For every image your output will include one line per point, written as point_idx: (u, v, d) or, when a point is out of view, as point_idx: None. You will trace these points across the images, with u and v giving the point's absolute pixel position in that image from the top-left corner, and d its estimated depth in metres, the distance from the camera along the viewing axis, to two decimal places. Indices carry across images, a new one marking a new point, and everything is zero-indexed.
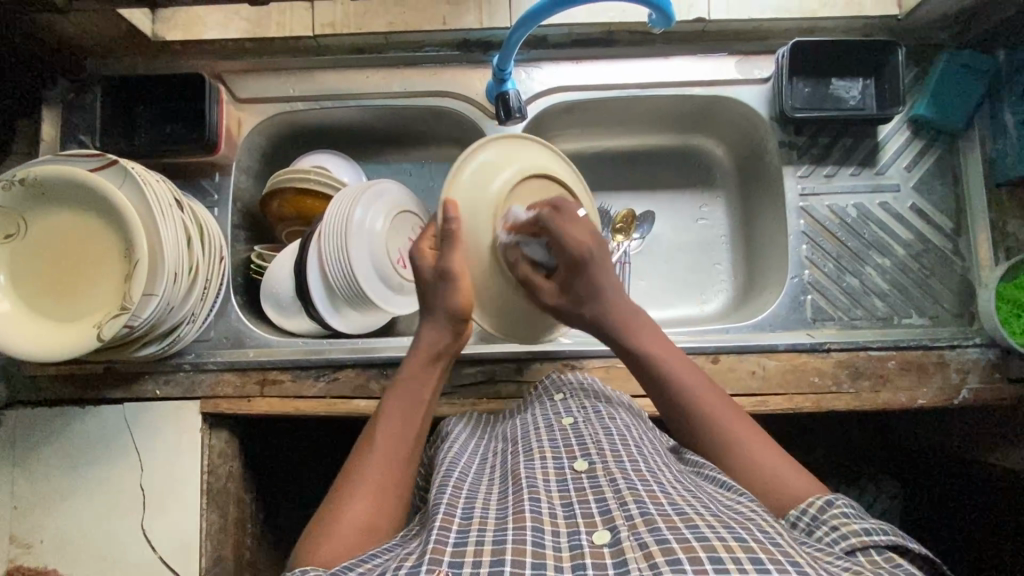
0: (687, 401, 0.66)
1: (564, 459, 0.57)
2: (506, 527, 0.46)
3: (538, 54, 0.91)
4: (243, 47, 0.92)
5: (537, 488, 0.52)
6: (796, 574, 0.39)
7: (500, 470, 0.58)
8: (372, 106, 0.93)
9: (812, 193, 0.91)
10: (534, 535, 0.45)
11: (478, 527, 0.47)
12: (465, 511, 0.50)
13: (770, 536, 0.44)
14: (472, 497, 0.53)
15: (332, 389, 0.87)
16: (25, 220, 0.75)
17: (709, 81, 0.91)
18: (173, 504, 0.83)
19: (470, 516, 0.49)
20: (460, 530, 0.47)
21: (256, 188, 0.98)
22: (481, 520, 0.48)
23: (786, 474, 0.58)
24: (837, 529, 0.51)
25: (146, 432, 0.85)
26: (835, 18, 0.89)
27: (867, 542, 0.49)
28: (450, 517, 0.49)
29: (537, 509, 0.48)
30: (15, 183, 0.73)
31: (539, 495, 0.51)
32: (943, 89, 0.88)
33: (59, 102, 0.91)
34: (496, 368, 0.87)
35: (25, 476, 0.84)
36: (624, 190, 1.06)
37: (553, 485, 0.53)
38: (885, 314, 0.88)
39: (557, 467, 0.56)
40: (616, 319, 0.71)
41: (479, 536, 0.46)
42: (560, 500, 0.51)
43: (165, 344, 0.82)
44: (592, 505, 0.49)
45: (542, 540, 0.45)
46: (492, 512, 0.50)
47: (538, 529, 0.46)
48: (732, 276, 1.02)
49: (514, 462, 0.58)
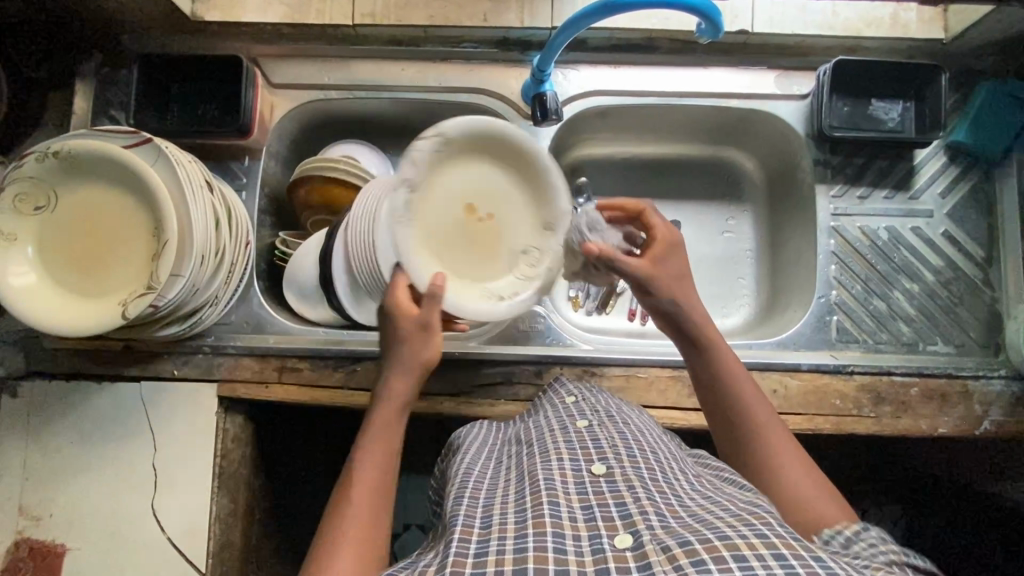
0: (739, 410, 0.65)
1: (582, 461, 0.56)
2: (527, 532, 0.46)
3: (577, 57, 0.91)
4: (280, 32, 0.91)
5: (556, 490, 0.51)
6: (820, 571, 0.38)
7: (517, 473, 0.58)
8: (406, 99, 0.93)
9: (843, 213, 0.90)
10: (555, 541, 0.44)
11: (499, 535, 0.46)
12: (484, 518, 0.50)
13: (790, 532, 0.44)
14: (490, 504, 0.52)
15: (350, 380, 0.87)
16: (56, 193, 0.75)
17: (746, 94, 0.90)
18: (184, 486, 0.83)
19: (489, 524, 0.48)
20: (481, 540, 0.46)
21: (284, 174, 0.98)
22: (501, 526, 0.48)
23: (822, 500, 0.57)
24: (876, 546, 0.50)
25: (161, 412, 0.85)
26: (879, 39, 0.88)
27: (906, 559, 0.48)
28: (469, 528, 0.48)
29: (557, 513, 0.48)
30: (49, 156, 0.73)
31: (558, 498, 0.50)
32: (983, 117, 0.87)
33: (92, 76, 0.90)
34: (515, 370, 0.87)
35: (39, 448, 0.84)
36: (651, 198, 1.05)
37: (572, 487, 0.52)
38: (911, 340, 0.88)
39: (575, 468, 0.55)
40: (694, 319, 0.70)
41: (500, 544, 0.45)
42: (579, 503, 0.50)
43: (186, 326, 0.82)
44: (612, 508, 0.48)
45: (564, 546, 0.44)
46: (511, 517, 0.49)
47: (559, 534, 0.45)
48: (756, 292, 1.01)
49: (530, 463, 0.58)
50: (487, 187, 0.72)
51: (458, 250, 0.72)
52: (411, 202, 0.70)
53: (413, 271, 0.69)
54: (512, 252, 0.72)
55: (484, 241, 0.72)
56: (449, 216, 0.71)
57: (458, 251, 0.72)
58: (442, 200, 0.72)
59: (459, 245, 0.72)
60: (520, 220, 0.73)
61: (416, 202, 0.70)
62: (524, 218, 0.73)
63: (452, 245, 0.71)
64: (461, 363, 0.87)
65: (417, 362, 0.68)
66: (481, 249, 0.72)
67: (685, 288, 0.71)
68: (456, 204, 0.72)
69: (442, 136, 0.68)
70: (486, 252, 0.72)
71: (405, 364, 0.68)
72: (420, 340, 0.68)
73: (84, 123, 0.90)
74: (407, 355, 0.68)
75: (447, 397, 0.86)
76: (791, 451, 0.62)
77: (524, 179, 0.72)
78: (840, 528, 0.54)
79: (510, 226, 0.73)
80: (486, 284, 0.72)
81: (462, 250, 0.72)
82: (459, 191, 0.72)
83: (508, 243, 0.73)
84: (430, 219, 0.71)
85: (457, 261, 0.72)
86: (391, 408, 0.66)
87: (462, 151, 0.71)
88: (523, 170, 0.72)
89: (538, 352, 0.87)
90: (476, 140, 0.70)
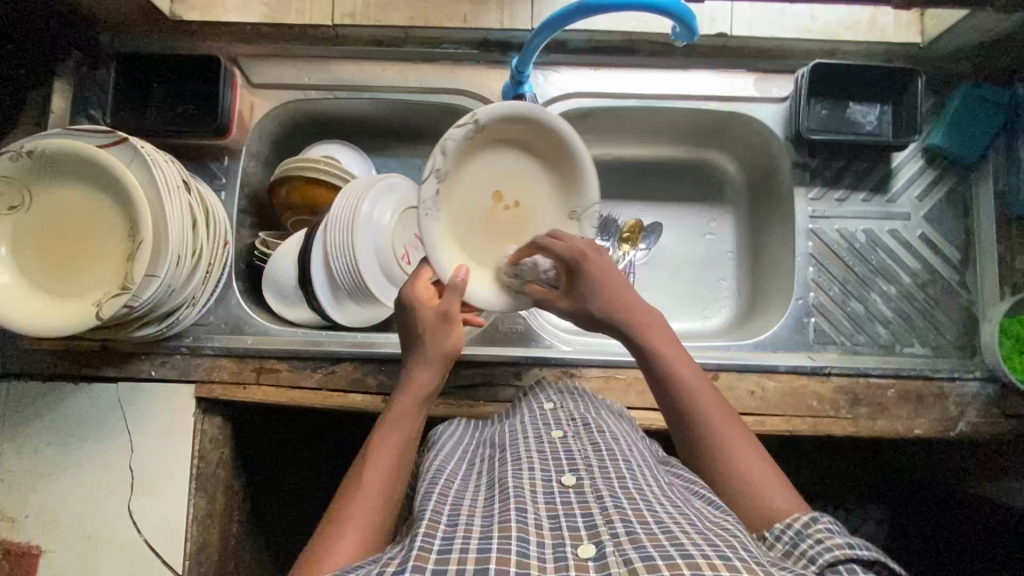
0: (698, 413, 0.64)
1: (553, 473, 0.56)
2: (492, 535, 0.46)
3: (557, 58, 0.91)
4: (260, 31, 0.91)
5: (524, 498, 0.51)
6: None
7: (488, 477, 0.58)
8: (387, 100, 0.93)
9: (822, 215, 0.91)
10: (520, 545, 0.45)
11: (464, 535, 0.46)
12: (451, 517, 0.50)
13: (755, 558, 0.44)
14: (458, 505, 0.52)
15: (329, 381, 0.86)
16: (30, 191, 0.74)
17: (726, 96, 0.91)
18: (161, 487, 0.83)
19: (455, 524, 0.48)
20: (446, 537, 0.46)
21: (265, 174, 0.98)
22: (467, 527, 0.47)
23: (778, 497, 0.57)
24: (821, 543, 0.49)
25: (139, 413, 0.84)
26: (857, 42, 0.89)
27: (849, 555, 0.47)
28: (435, 525, 0.48)
29: (523, 519, 0.48)
30: (22, 155, 0.72)
31: (526, 505, 0.50)
32: (960, 120, 0.88)
33: (71, 75, 0.90)
34: (494, 371, 0.87)
35: (14, 449, 0.84)
36: (633, 200, 1.05)
37: (541, 497, 0.52)
38: (888, 342, 0.88)
39: (545, 480, 0.55)
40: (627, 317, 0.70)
41: (464, 543, 0.45)
42: (546, 512, 0.50)
43: (162, 326, 0.82)
44: (578, 519, 0.48)
45: (527, 550, 0.44)
46: (477, 520, 0.49)
47: (524, 539, 0.45)
48: (736, 293, 1.02)
49: (501, 470, 0.58)
50: (511, 173, 0.75)
51: (479, 237, 0.76)
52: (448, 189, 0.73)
53: (437, 260, 0.72)
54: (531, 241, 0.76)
55: (513, 229, 0.76)
56: (478, 212, 0.75)
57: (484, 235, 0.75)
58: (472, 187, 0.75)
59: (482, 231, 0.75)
60: (545, 210, 0.76)
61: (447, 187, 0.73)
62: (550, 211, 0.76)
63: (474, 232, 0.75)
64: None
65: (442, 353, 0.70)
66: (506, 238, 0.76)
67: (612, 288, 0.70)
68: (485, 193, 0.75)
69: (476, 121, 0.70)
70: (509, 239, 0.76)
71: (429, 355, 0.70)
72: (440, 329, 0.70)
73: (63, 123, 0.90)
74: (432, 346, 0.70)
75: None
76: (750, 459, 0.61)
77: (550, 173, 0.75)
78: (790, 521, 0.54)
79: (538, 211, 0.76)
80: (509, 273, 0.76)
81: (489, 235, 0.76)
82: (489, 180, 0.75)
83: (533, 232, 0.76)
84: (464, 203, 0.75)
85: (485, 250, 0.76)
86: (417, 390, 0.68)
87: (491, 137, 0.73)
88: (563, 173, 0.75)
89: (517, 352, 0.87)
90: (511, 129, 0.73)
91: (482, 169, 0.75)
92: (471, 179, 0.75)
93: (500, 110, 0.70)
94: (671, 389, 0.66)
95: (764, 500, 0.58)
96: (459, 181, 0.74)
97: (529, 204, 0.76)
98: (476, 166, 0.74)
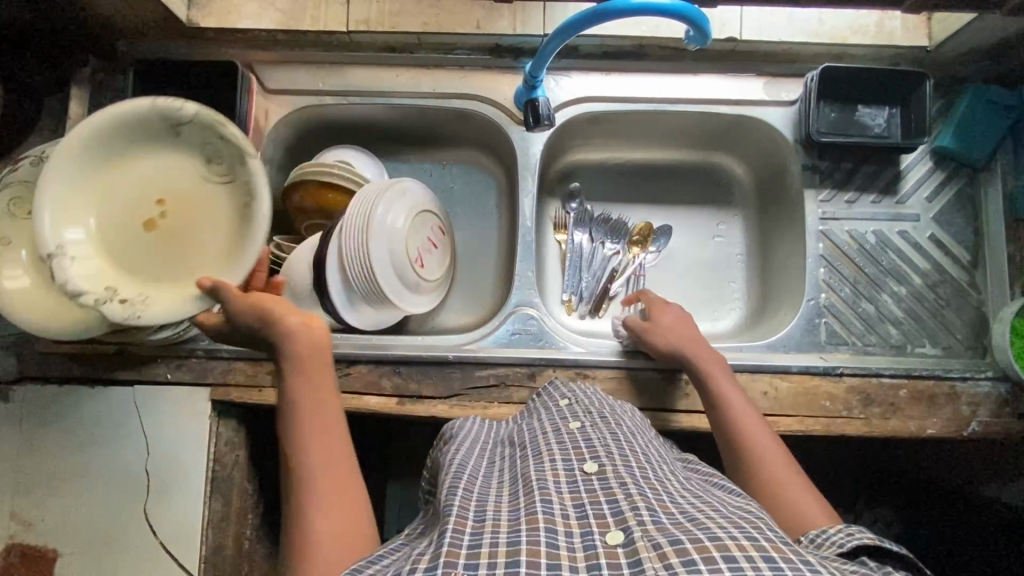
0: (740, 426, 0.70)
1: (574, 461, 0.56)
2: (519, 528, 0.46)
3: (568, 64, 0.92)
4: (275, 38, 0.92)
5: (548, 489, 0.51)
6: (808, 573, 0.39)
7: (510, 473, 0.58)
8: (400, 105, 0.94)
9: (832, 217, 0.92)
10: (548, 537, 0.45)
11: (492, 530, 0.46)
12: (477, 512, 0.50)
13: (780, 536, 0.45)
14: (483, 501, 0.52)
15: (344, 383, 0.87)
16: None
17: (736, 100, 0.92)
18: (178, 489, 0.83)
19: (482, 519, 0.48)
20: (474, 532, 0.46)
21: (279, 179, 0.99)
22: (494, 522, 0.48)
23: (807, 501, 0.60)
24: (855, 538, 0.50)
25: (155, 415, 0.85)
26: (865, 46, 0.90)
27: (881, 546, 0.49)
28: (462, 520, 0.48)
29: (549, 510, 0.48)
30: (43, 161, 0.76)
31: (551, 497, 0.50)
32: (967, 123, 0.88)
33: (88, 82, 0.92)
34: (508, 373, 0.87)
35: (30, 452, 0.84)
36: (642, 203, 1.06)
37: (564, 486, 0.52)
38: (899, 342, 0.89)
39: (567, 468, 0.55)
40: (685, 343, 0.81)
41: (493, 538, 0.45)
42: (572, 501, 0.50)
43: (180, 329, 0.83)
44: (603, 505, 0.49)
45: (556, 541, 0.45)
46: (503, 514, 0.49)
47: (552, 530, 0.46)
48: (746, 295, 1.02)
49: (523, 464, 0.58)
50: (132, 190, 0.77)
51: (145, 258, 0.76)
52: (149, 277, 0.75)
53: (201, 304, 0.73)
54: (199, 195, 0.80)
55: (187, 212, 0.79)
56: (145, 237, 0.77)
57: (220, 240, 0.79)
58: (129, 241, 0.76)
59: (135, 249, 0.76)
60: (164, 174, 0.79)
61: (145, 274, 0.75)
62: (171, 182, 0.79)
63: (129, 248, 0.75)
64: (455, 365, 0.87)
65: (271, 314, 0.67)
66: (186, 246, 0.78)
67: (685, 331, 0.82)
68: (138, 228, 0.77)
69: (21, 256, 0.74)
70: (167, 220, 0.78)
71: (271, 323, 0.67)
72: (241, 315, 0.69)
73: (79, 128, 0.91)
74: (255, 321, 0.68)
75: (440, 400, 0.86)
76: (781, 468, 0.65)
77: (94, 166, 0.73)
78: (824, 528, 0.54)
79: (166, 180, 0.79)
80: (246, 203, 0.78)
81: (157, 254, 0.77)
82: (132, 226, 0.76)
83: (189, 184, 0.80)
84: (111, 226, 0.75)
85: (186, 251, 0.78)
86: (305, 393, 0.62)
87: (103, 239, 0.74)
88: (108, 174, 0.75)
89: (530, 354, 0.88)
90: (68, 195, 0.71)
91: (98, 233, 0.73)
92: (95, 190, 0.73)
93: (136, 107, 0.73)
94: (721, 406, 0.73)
95: (791, 502, 0.61)
96: (95, 191, 0.74)
97: (197, 207, 0.80)
98: (103, 248, 0.73)
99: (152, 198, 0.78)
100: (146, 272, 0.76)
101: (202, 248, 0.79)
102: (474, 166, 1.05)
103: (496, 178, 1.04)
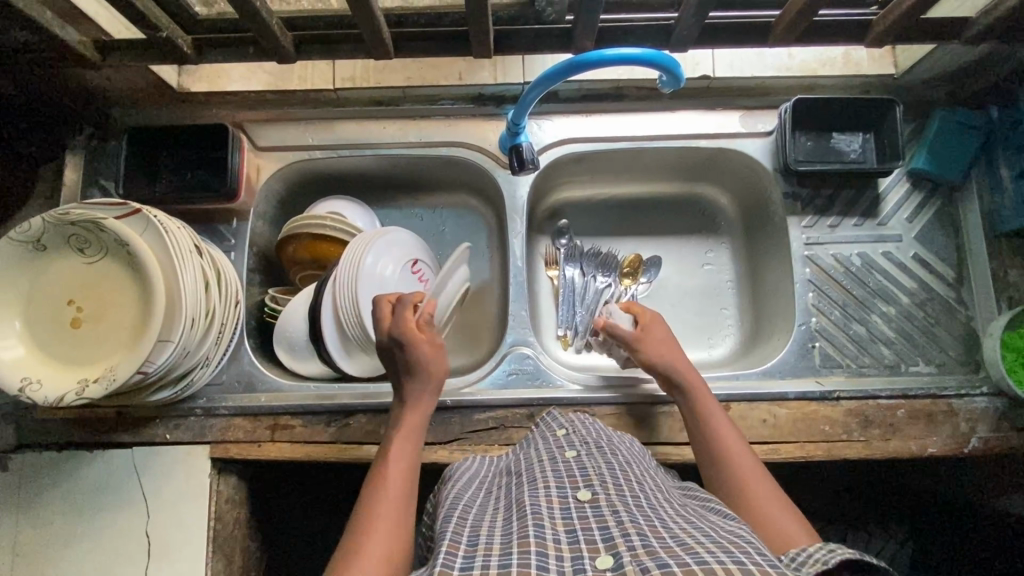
0: (722, 448, 0.72)
1: (568, 488, 0.56)
2: (511, 551, 0.46)
3: (549, 107, 0.95)
4: (264, 98, 0.95)
5: (541, 515, 0.51)
6: None
7: (506, 500, 0.58)
8: (388, 155, 0.96)
9: (816, 242, 0.93)
10: (539, 560, 0.45)
11: (484, 554, 0.47)
12: (470, 537, 0.50)
13: (769, 560, 0.44)
14: (477, 526, 0.53)
15: (344, 434, 0.86)
16: (21, 273, 0.76)
17: (714, 133, 0.95)
18: (179, 551, 0.82)
19: (475, 543, 0.49)
20: (466, 555, 0.47)
21: (272, 233, 1.00)
22: (486, 546, 0.48)
23: (793, 527, 0.61)
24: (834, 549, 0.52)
25: (154, 478, 0.84)
26: (834, 77, 0.94)
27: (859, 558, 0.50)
28: (455, 543, 0.48)
29: (541, 534, 0.48)
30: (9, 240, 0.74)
31: (543, 522, 0.50)
32: (939, 144, 0.91)
33: (82, 149, 0.94)
34: (507, 415, 0.87)
35: (29, 522, 0.83)
36: (631, 235, 1.08)
37: (558, 513, 0.52)
38: (893, 362, 0.89)
39: (560, 495, 0.55)
40: (669, 368, 0.82)
41: (485, 561, 0.45)
42: (563, 527, 0.50)
43: (178, 389, 0.83)
44: (595, 531, 0.49)
45: (546, 565, 0.45)
46: (496, 538, 0.49)
47: (542, 553, 0.46)
48: (740, 321, 1.03)
49: (518, 492, 0.58)
50: (50, 306, 0.76)
51: (85, 347, 0.75)
52: (103, 363, 0.74)
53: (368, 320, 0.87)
54: (95, 270, 0.77)
55: (97, 291, 0.77)
56: (84, 333, 0.76)
57: (130, 294, 0.77)
58: (74, 342, 0.75)
59: (67, 348, 0.75)
60: (58, 279, 0.77)
61: (101, 362, 0.74)
62: (70, 278, 0.77)
63: (72, 350, 0.75)
64: (454, 410, 0.87)
65: (431, 378, 0.75)
66: (110, 317, 0.76)
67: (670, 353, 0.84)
68: (70, 330, 0.76)
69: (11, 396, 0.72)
70: (90, 308, 0.77)
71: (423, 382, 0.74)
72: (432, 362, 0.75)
73: (74, 194, 0.92)
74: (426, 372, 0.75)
75: (440, 445, 0.86)
76: (762, 491, 0.66)
77: (16, 304, 0.75)
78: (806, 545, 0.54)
79: (63, 282, 0.77)
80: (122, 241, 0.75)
81: (97, 342, 0.75)
82: (66, 332, 0.76)
83: (82, 270, 0.77)
84: (56, 340, 0.75)
85: (116, 324, 0.76)
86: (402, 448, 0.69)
87: (63, 356, 0.75)
88: (32, 303, 0.76)
89: (529, 394, 0.88)
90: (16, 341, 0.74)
91: (50, 355, 0.74)
92: (25, 323, 0.75)
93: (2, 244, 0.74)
94: (703, 430, 0.75)
95: (772, 524, 0.61)
96: (27, 325, 0.75)
97: (102, 285, 0.77)
98: (64, 364, 0.74)
99: (66, 294, 0.77)
100: (91, 362, 0.74)
101: (122, 309, 0.77)
102: (463, 208, 1.07)
103: (486, 219, 1.06)
